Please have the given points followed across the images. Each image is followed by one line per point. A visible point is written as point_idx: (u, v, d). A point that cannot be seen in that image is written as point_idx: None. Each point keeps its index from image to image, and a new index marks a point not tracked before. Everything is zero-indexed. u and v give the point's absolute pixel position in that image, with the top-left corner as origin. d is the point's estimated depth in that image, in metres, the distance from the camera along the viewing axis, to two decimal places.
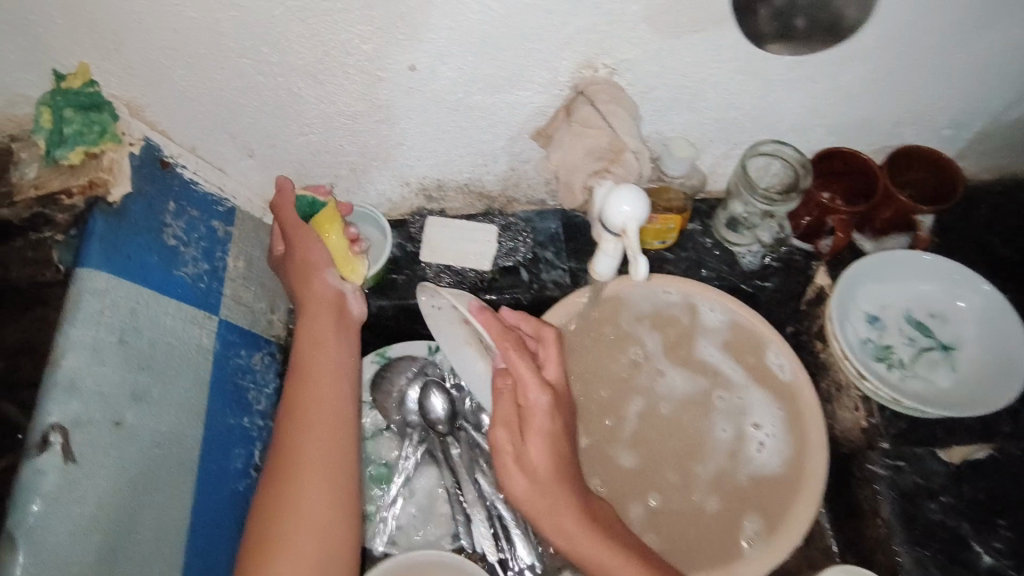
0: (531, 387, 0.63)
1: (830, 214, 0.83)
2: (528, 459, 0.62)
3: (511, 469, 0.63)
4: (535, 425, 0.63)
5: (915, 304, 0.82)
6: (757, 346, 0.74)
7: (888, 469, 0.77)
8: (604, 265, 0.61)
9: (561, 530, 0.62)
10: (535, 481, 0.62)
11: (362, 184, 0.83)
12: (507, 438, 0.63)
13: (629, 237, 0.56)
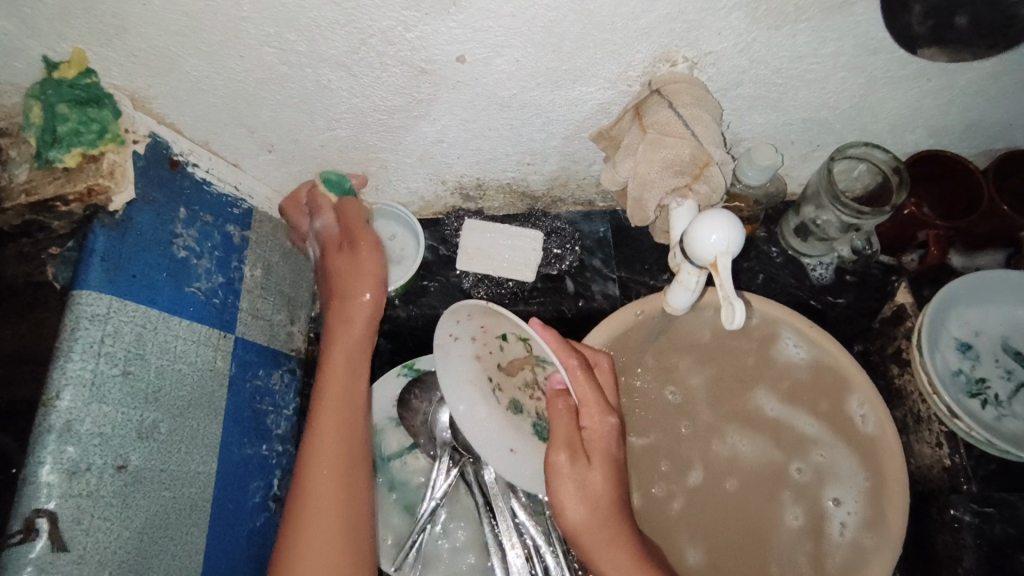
0: (594, 411, 0.57)
1: (922, 228, 0.73)
2: (590, 490, 0.57)
3: (565, 501, 0.57)
4: (597, 456, 0.58)
5: (1012, 332, 0.72)
6: (839, 393, 0.64)
7: (974, 516, 0.68)
8: (680, 298, 0.52)
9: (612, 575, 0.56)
10: (595, 511, 0.56)
11: (393, 181, 0.75)
12: (566, 465, 0.57)
13: (721, 275, 0.47)
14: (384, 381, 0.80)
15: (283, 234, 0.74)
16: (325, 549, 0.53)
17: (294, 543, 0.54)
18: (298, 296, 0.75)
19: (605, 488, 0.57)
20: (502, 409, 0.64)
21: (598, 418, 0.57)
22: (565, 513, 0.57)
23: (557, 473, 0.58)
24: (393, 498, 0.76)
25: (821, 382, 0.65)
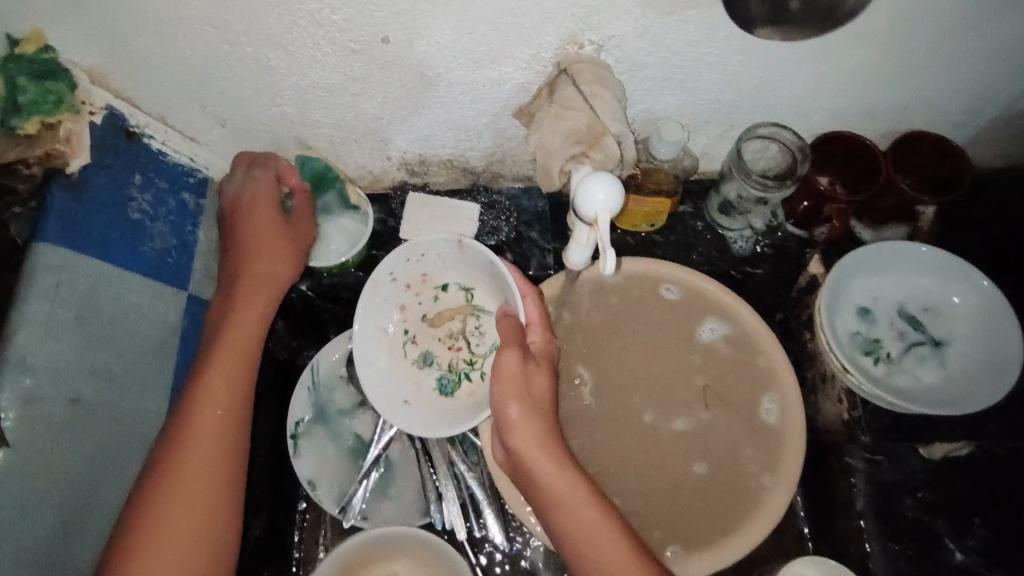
0: (537, 338, 0.69)
1: (827, 202, 0.80)
2: (528, 390, 0.64)
3: (510, 398, 0.63)
4: (543, 367, 0.66)
5: (909, 298, 0.78)
6: (756, 387, 0.77)
7: (866, 462, 0.75)
8: (577, 252, 0.58)
9: (534, 471, 0.62)
10: (535, 403, 0.64)
11: (341, 155, 0.80)
12: (513, 361, 0.64)
13: (602, 228, 0.53)
14: (336, 342, 0.87)
15: None
16: (210, 457, 0.59)
17: (186, 449, 0.59)
18: None
19: (535, 391, 0.65)
20: (411, 359, 0.78)
21: (539, 337, 0.69)
22: (506, 404, 0.63)
23: (504, 363, 0.65)
24: (340, 448, 0.84)
25: (732, 385, 0.77)
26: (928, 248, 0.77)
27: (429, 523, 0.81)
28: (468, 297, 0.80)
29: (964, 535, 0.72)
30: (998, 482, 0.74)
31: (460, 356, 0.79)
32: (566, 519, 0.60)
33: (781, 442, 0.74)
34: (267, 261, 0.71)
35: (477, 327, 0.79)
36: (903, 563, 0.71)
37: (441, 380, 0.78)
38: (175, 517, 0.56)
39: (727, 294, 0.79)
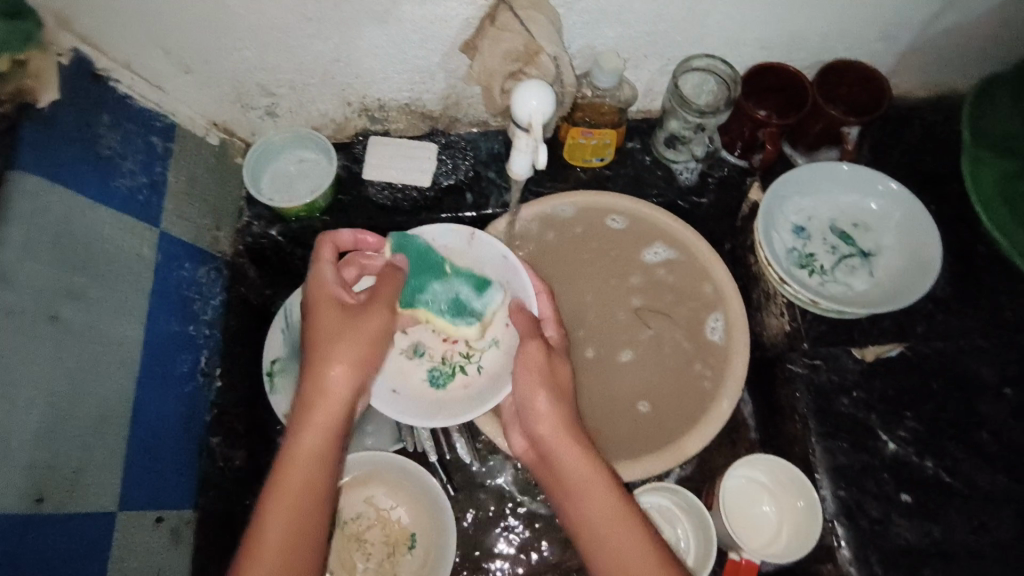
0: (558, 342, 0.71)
1: (761, 128, 0.84)
2: (557, 389, 0.67)
3: (537, 385, 0.66)
4: (564, 360, 0.69)
5: (840, 215, 0.84)
6: (701, 312, 0.83)
7: (807, 368, 0.80)
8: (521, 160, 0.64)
9: (572, 473, 0.62)
10: (564, 397, 0.66)
11: (304, 103, 0.84)
12: (539, 350, 0.68)
13: (535, 130, 0.59)
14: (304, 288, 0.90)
15: (206, 152, 0.83)
16: (308, 498, 0.56)
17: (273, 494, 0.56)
18: (223, 207, 0.85)
19: (563, 384, 0.67)
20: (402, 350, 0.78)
21: (555, 331, 0.73)
22: (534, 393, 0.66)
23: (529, 354, 0.67)
24: None
25: (675, 308, 0.83)
26: (852, 166, 0.83)
27: (402, 449, 0.87)
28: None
29: (896, 427, 0.76)
30: (927, 379, 0.78)
31: (457, 349, 0.78)
32: (594, 527, 0.60)
33: (722, 365, 0.80)
34: (345, 350, 0.61)
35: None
36: (840, 456, 0.75)
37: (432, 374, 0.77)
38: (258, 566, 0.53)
39: (675, 224, 0.84)
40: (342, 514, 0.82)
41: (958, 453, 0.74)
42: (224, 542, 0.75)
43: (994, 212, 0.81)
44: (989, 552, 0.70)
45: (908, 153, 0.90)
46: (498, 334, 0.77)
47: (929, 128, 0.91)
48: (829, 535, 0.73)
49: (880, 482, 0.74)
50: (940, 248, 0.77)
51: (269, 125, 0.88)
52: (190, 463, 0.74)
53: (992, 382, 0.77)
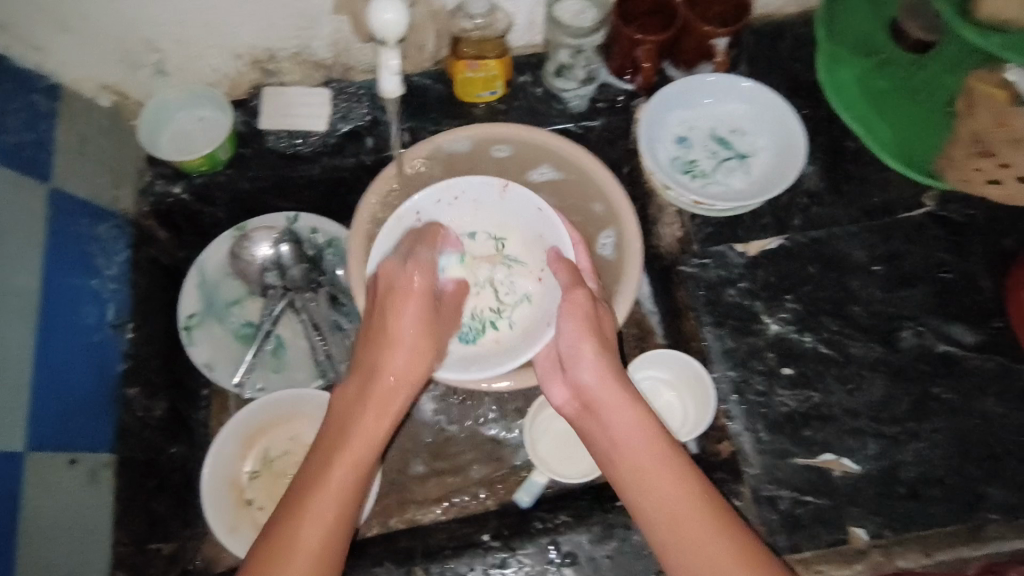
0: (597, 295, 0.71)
1: (639, 46, 0.86)
2: (602, 338, 0.68)
3: (586, 334, 0.68)
4: (607, 309, 0.71)
5: (718, 123, 0.88)
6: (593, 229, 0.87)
7: (696, 268, 0.85)
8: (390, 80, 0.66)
9: (630, 434, 0.64)
10: (607, 352, 0.68)
11: (191, 58, 0.84)
12: (584, 299, 0.69)
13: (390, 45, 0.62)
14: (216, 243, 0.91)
15: (97, 114, 0.84)
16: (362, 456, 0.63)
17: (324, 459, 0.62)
18: (122, 167, 0.86)
19: (603, 333, 0.69)
20: None
21: (594, 282, 0.75)
22: (580, 341, 0.68)
23: (576, 304, 0.69)
24: (233, 334, 0.91)
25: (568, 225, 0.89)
26: (716, 77, 0.86)
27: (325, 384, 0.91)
28: (499, 246, 0.83)
29: (778, 310, 0.82)
30: (805, 264, 0.84)
31: (488, 303, 0.81)
32: (654, 482, 0.61)
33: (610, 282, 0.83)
34: (420, 338, 0.66)
35: (507, 276, 0.82)
36: (728, 341, 0.81)
37: (462, 330, 0.79)
38: (318, 510, 0.59)
39: (566, 150, 0.83)
40: (269, 452, 0.86)
41: (833, 327, 0.81)
42: (148, 484, 0.78)
43: (856, 110, 0.89)
44: (862, 411, 0.76)
45: (781, 64, 0.94)
46: (529, 288, 0.82)
47: (798, 41, 0.95)
48: (722, 415, 0.79)
49: (764, 361, 0.80)
50: (804, 134, 0.83)
51: (161, 84, 0.87)
52: (106, 408, 0.76)
53: (863, 262, 0.84)
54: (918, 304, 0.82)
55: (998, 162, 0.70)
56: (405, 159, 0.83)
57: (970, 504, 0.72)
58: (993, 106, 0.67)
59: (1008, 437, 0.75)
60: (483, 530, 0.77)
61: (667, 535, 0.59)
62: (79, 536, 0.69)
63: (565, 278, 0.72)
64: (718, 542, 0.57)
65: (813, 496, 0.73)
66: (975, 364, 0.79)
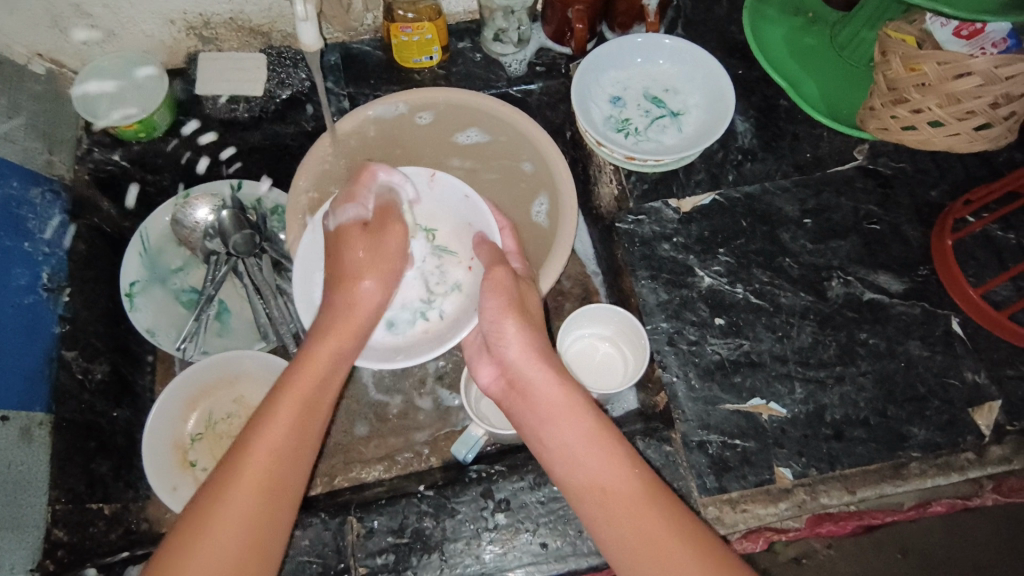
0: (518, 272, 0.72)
1: (570, 8, 0.87)
2: (526, 314, 0.69)
3: (508, 310, 0.68)
4: (527, 285, 0.73)
5: (652, 83, 0.90)
6: (529, 190, 0.87)
7: (631, 224, 0.85)
8: (309, 33, 0.68)
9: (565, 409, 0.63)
10: (529, 332, 0.68)
11: (124, 24, 0.84)
12: (506, 276, 0.70)
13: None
14: (160, 212, 0.91)
15: (30, 81, 0.84)
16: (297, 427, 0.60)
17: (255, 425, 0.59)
18: (58, 134, 0.86)
19: (532, 311, 0.70)
20: None
21: (518, 262, 0.76)
22: (503, 320, 0.68)
23: (499, 285, 0.69)
24: (179, 301, 0.92)
25: (507, 186, 0.90)
26: (644, 37, 0.89)
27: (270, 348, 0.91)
28: (430, 238, 0.83)
29: (711, 263, 0.83)
30: (738, 218, 0.85)
31: (418, 295, 0.81)
32: (591, 458, 0.60)
33: (541, 241, 0.84)
34: (377, 263, 0.72)
35: (437, 267, 0.82)
36: (661, 293, 0.82)
37: (393, 320, 0.79)
38: (246, 480, 0.56)
39: (501, 108, 0.84)
40: (213, 414, 0.87)
41: (763, 278, 0.82)
42: (89, 446, 0.78)
43: (786, 64, 0.90)
44: (790, 356, 0.78)
45: (717, 26, 0.94)
46: (460, 277, 0.82)
47: (734, 4, 0.96)
48: (656, 366, 0.80)
49: (697, 311, 0.81)
50: (732, 91, 0.84)
51: (96, 51, 0.87)
52: (40, 368, 0.77)
53: (794, 216, 0.85)
54: (846, 253, 0.83)
55: (910, 108, 0.72)
56: (345, 121, 0.83)
57: (893, 443, 0.74)
58: (903, 50, 0.69)
59: (932, 378, 0.77)
60: (421, 484, 0.78)
61: (597, 510, 0.59)
62: (10, 493, 0.69)
63: (487, 258, 0.73)
64: (648, 514, 0.57)
65: (741, 439, 0.75)
66: (901, 311, 0.80)
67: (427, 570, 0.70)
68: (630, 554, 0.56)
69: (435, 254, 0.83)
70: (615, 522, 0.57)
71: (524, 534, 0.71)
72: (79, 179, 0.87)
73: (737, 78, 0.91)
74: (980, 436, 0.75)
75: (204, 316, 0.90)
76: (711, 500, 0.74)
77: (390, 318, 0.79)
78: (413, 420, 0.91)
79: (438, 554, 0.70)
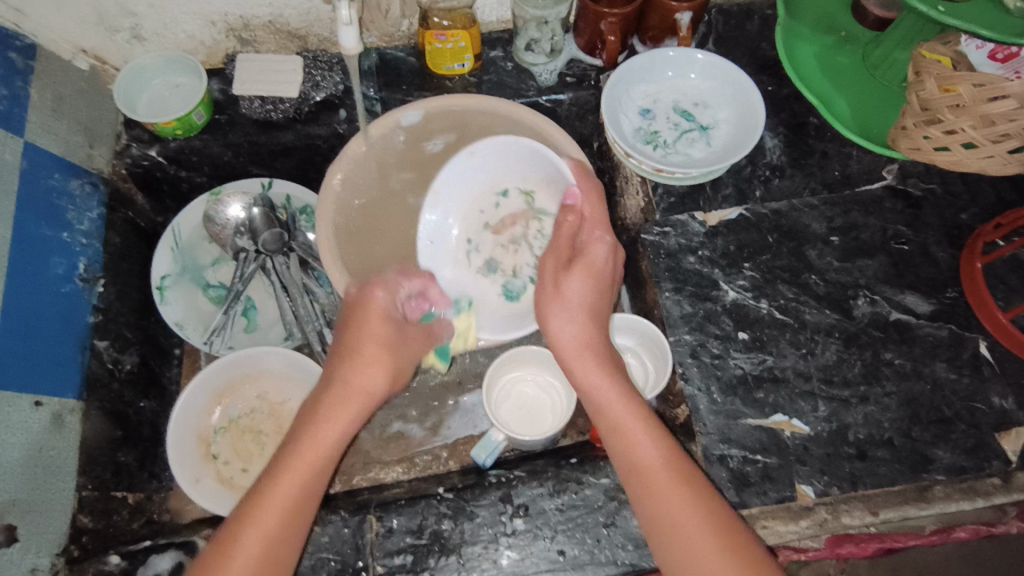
0: (593, 232, 0.72)
1: (601, 20, 0.88)
2: (587, 303, 0.71)
3: (551, 305, 0.70)
4: (597, 250, 0.71)
5: (682, 97, 0.91)
6: None
7: (658, 236, 0.85)
8: (349, 36, 0.70)
9: (599, 397, 0.68)
10: (580, 315, 0.70)
11: (168, 24, 0.86)
12: (552, 266, 0.71)
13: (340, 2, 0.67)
14: (192, 208, 0.93)
15: (74, 76, 0.86)
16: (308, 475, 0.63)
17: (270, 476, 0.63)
18: (99, 128, 0.88)
19: (593, 299, 0.71)
20: (476, 269, 0.83)
21: (598, 238, 0.71)
22: (546, 316, 0.71)
23: (541, 279, 0.71)
24: (206, 296, 0.95)
25: (541, 150, 0.87)
26: (676, 51, 0.89)
27: (294, 344, 0.94)
28: (530, 201, 0.82)
29: (736, 277, 0.83)
30: (764, 234, 0.85)
31: (523, 261, 0.83)
32: (627, 449, 0.64)
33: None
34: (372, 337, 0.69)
35: (539, 230, 0.83)
36: (685, 306, 0.82)
37: (508, 286, 0.83)
38: (273, 507, 0.61)
39: (497, 105, 0.83)
40: (236, 408, 0.88)
41: (789, 294, 0.82)
42: (115, 436, 0.81)
43: (817, 80, 0.91)
44: (814, 373, 0.78)
45: (748, 43, 0.95)
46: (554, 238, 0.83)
47: (766, 22, 0.96)
48: (678, 378, 0.80)
49: (720, 325, 0.81)
50: (764, 107, 0.84)
51: (138, 49, 0.89)
52: (75, 356, 0.78)
53: (820, 233, 0.85)
54: (873, 273, 0.83)
55: (944, 129, 0.71)
56: (372, 129, 0.82)
57: (918, 465, 0.74)
58: (939, 72, 0.70)
59: (959, 402, 0.77)
60: (440, 486, 0.78)
61: (634, 485, 0.63)
62: (41, 476, 0.70)
63: (550, 247, 0.73)
64: (680, 499, 0.61)
65: (763, 455, 0.75)
66: (928, 332, 0.80)
67: (445, 572, 0.70)
68: (670, 544, 0.60)
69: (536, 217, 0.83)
70: (650, 516, 0.62)
71: (542, 540, 0.71)
72: (114, 174, 0.90)
73: (766, 94, 0.92)
74: (1007, 461, 0.74)
75: (231, 311, 0.93)
76: (731, 515, 0.73)
77: (504, 285, 0.83)
78: (432, 423, 0.92)
79: (455, 557, 0.70)
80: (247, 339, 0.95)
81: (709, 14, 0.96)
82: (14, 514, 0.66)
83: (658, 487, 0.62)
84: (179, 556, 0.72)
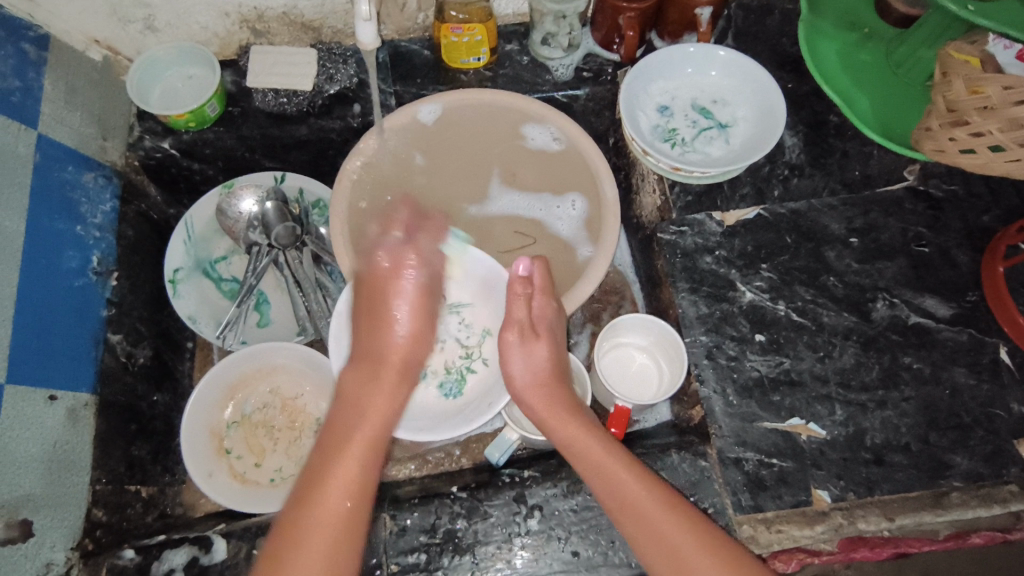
0: (543, 295, 0.75)
1: (620, 14, 0.87)
2: (546, 361, 0.74)
3: (514, 361, 0.74)
4: (552, 306, 0.75)
5: (701, 94, 0.89)
6: (511, 143, 0.87)
7: (675, 235, 0.84)
8: (367, 33, 0.69)
9: (565, 436, 0.69)
10: (535, 370, 0.73)
11: (181, 15, 0.85)
12: (510, 335, 0.74)
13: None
14: (205, 200, 0.92)
15: (88, 67, 0.85)
16: (341, 489, 0.63)
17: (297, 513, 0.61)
18: (112, 121, 0.88)
19: (553, 359, 0.75)
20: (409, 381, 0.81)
21: (545, 303, 0.75)
22: (511, 372, 0.74)
23: (506, 345, 0.74)
24: (221, 291, 0.95)
25: (449, 162, 0.89)
26: (697, 47, 0.88)
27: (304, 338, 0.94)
28: (448, 298, 0.84)
29: (753, 278, 0.82)
30: (782, 235, 0.84)
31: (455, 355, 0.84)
32: (606, 485, 0.65)
33: (565, 160, 0.85)
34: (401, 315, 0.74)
35: (461, 321, 0.84)
36: (701, 307, 0.81)
37: (444, 385, 0.82)
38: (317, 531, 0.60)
39: (463, 95, 0.82)
40: (249, 402, 0.88)
41: (806, 296, 0.81)
42: (129, 429, 0.81)
43: (838, 78, 0.89)
44: (831, 378, 0.77)
45: (769, 39, 0.93)
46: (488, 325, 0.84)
47: (787, 17, 0.94)
48: (693, 379, 0.79)
49: (737, 327, 0.80)
50: (784, 105, 0.83)
51: (151, 40, 0.88)
52: (89, 350, 0.78)
53: (839, 234, 0.83)
54: (893, 275, 0.81)
55: (969, 131, 0.70)
56: (389, 124, 0.81)
57: (935, 471, 0.74)
58: (967, 73, 0.68)
59: (977, 408, 0.76)
60: (453, 485, 0.78)
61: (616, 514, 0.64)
62: (55, 470, 0.70)
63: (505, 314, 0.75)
64: (672, 522, 0.61)
65: (779, 459, 0.74)
66: (948, 337, 0.79)
67: (457, 572, 0.70)
68: (665, 558, 0.61)
69: (455, 310, 0.84)
70: (630, 530, 0.63)
71: (556, 541, 0.71)
72: (126, 166, 0.89)
73: (786, 91, 0.90)
74: None
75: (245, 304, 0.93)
76: (745, 518, 0.73)
77: (439, 384, 0.82)
78: None
79: (469, 556, 0.70)
80: (259, 334, 0.96)
81: (729, 8, 0.94)
82: (29, 508, 0.66)
83: (641, 512, 0.63)
84: (194, 551, 0.71)
